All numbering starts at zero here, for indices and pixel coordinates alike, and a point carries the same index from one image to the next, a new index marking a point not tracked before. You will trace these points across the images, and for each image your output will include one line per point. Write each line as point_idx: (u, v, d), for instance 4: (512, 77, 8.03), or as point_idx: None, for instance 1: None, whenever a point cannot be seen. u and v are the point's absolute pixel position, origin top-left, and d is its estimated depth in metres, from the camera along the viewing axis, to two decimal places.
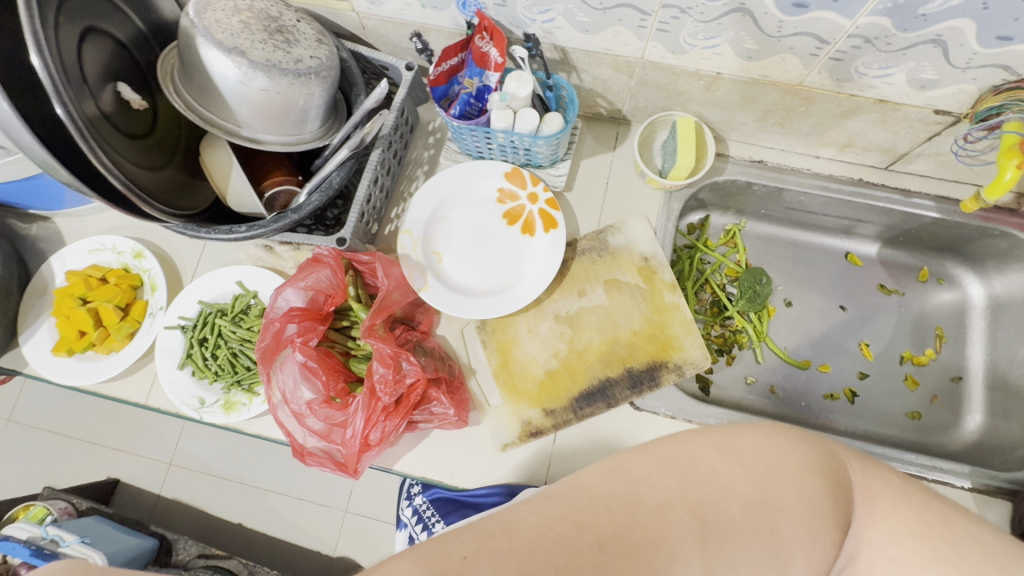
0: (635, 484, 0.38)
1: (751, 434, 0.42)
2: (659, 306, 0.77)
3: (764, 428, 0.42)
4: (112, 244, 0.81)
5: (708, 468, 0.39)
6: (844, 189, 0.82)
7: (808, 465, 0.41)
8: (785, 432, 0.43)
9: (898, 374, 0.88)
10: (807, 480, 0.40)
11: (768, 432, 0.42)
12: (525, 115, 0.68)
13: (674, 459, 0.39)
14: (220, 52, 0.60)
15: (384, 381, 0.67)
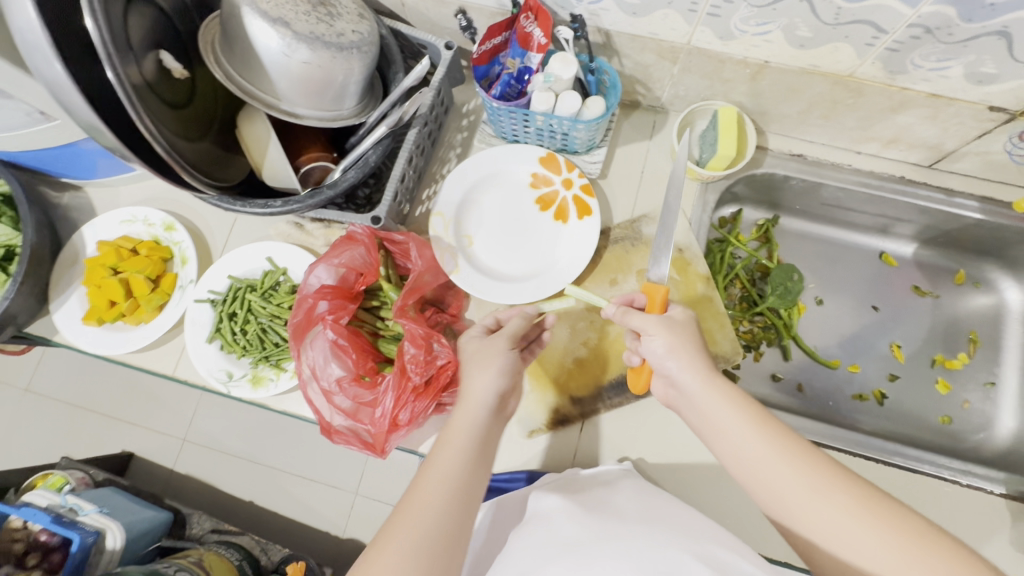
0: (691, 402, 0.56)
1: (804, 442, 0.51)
2: (692, 298, 0.76)
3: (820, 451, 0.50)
4: (144, 216, 0.81)
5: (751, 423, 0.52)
6: (885, 186, 0.80)
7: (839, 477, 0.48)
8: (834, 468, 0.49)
9: (929, 377, 0.86)
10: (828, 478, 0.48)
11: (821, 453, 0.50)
12: (567, 98, 0.66)
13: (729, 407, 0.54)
14: (264, 22, 0.60)
15: (416, 361, 0.67)
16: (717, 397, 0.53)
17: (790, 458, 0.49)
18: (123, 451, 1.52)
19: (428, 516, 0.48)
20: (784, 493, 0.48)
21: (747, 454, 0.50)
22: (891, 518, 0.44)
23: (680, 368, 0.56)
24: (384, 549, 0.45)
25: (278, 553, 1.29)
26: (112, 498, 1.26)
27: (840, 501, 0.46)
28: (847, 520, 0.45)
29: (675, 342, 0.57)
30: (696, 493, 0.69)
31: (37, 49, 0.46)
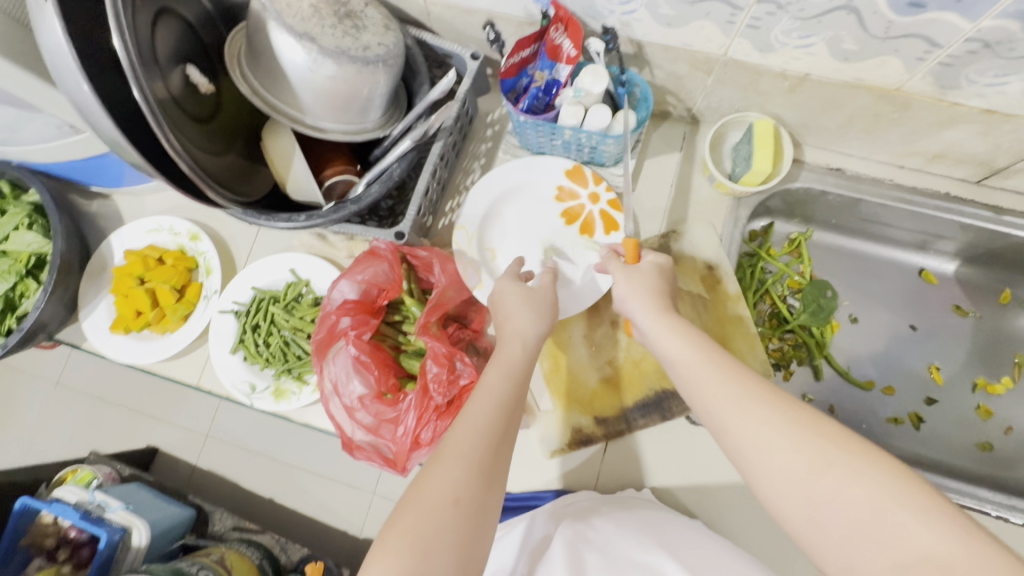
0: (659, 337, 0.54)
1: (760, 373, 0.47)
2: (721, 317, 0.74)
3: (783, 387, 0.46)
4: (169, 225, 0.82)
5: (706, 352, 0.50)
6: (929, 203, 0.76)
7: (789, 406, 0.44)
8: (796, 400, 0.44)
9: (969, 401, 0.83)
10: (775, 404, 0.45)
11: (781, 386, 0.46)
12: (597, 112, 0.64)
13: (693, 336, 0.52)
14: (290, 37, 0.59)
15: (438, 381, 0.66)
16: (665, 327, 0.54)
17: (724, 373, 0.47)
18: (148, 447, 1.55)
19: (479, 424, 0.47)
20: (721, 415, 0.46)
21: (686, 373, 0.50)
22: (811, 424, 0.42)
23: (633, 302, 0.58)
24: (444, 458, 0.45)
25: (297, 552, 1.31)
26: (138, 494, 1.29)
27: (764, 416, 0.43)
28: (766, 426, 0.43)
29: (635, 283, 0.59)
30: (719, 517, 0.68)
31: (66, 71, 0.45)
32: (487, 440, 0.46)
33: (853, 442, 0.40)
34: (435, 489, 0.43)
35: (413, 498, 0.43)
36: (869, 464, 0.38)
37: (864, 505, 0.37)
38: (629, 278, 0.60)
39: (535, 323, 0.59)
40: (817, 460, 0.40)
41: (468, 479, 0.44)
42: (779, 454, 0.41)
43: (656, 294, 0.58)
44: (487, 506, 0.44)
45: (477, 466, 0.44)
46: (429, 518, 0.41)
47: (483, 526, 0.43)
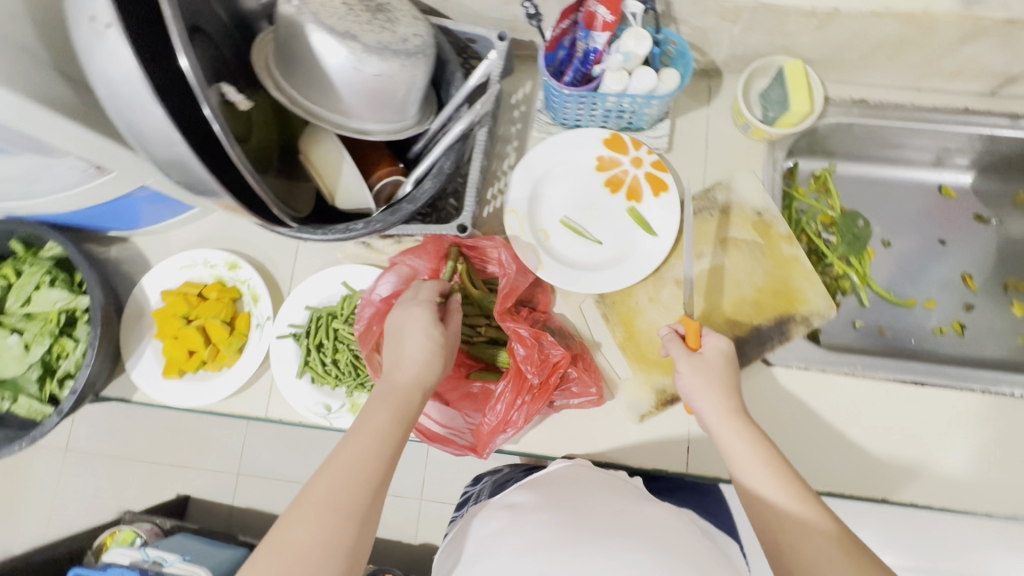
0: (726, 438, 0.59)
1: (818, 504, 0.52)
2: (779, 260, 0.75)
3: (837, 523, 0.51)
4: (203, 257, 0.79)
5: (772, 466, 0.55)
6: (950, 119, 0.80)
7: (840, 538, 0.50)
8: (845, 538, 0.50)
9: (1003, 302, 0.88)
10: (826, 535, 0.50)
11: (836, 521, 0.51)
12: (642, 74, 0.65)
13: (761, 446, 0.57)
14: (332, 38, 0.57)
15: (530, 361, 0.66)
16: (732, 431, 0.59)
17: (793, 499, 0.53)
18: (180, 495, 1.49)
19: (337, 487, 0.50)
20: (780, 529, 0.52)
21: (751, 484, 0.55)
22: (835, 539, 0.50)
23: (704, 398, 0.62)
24: (301, 519, 0.48)
25: None
26: (189, 543, 1.25)
27: (825, 548, 0.49)
28: (806, 527, 0.51)
29: (707, 377, 0.63)
30: (810, 447, 0.71)
31: (136, 101, 0.43)
32: (360, 480, 0.51)
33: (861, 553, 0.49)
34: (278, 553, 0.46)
35: (268, 548, 0.47)
36: (872, 570, 0.47)
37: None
38: (698, 370, 0.64)
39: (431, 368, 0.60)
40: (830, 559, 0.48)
41: (302, 548, 0.47)
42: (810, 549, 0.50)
43: (725, 391, 0.62)
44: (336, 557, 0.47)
45: (315, 528, 0.48)
46: (291, 564, 0.46)
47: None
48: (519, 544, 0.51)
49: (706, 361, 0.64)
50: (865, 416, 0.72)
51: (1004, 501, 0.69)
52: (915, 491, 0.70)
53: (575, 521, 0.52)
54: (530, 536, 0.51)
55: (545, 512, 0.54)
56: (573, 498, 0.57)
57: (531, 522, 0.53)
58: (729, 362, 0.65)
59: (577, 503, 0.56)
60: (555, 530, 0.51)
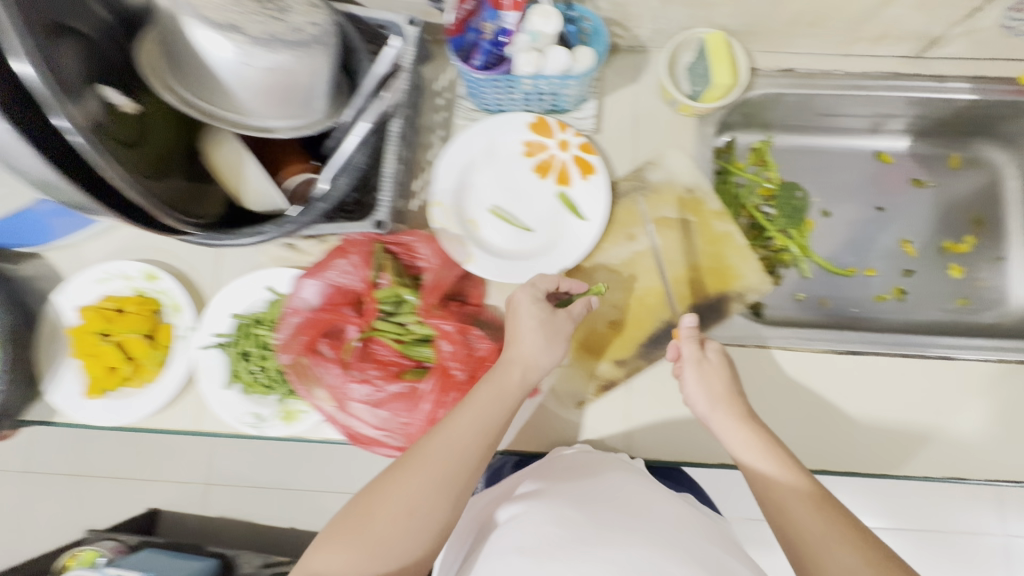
0: (744, 445, 0.59)
1: (838, 508, 0.53)
2: (711, 237, 0.75)
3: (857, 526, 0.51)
4: (120, 269, 0.75)
5: (790, 472, 0.56)
6: (879, 84, 0.79)
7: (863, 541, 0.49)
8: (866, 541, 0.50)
9: (941, 265, 0.88)
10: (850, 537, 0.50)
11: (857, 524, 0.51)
12: (555, 53, 0.62)
13: (776, 453, 0.58)
14: (212, 32, 0.53)
15: (457, 357, 0.65)
16: (745, 439, 0.59)
17: (815, 506, 0.53)
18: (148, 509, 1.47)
19: (478, 440, 0.54)
20: (804, 532, 0.51)
21: (773, 489, 0.55)
22: (843, 526, 0.51)
23: (710, 413, 0.62)
24: (417, 471, 0.51)
25: None
26: (154, 559, 1.24)
27: (853, 554, 0.48)
28: (795, 495, 0.54)
29: (709, 389, 0.63)
30: None
31: None
32: (438, 466, 0.51)
33: (863, 533, 0.50)
34: (406, 500, 0.49)
35: (376, 498, 0.50)
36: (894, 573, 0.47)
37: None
38: (703, 378, 0.64)
39: (544, 350, 0.61)
40: (830, 546, 0.49)
41: (450, 493, 0.51)
42: (807, 527, 0.51)
43: (732, 398, 0.62)
44: (440, 516, 0.50)
45: (446, 480, 0.51)
46: (364, 535, 0.48)
47: (413, 551, 0.49)
48: (531, 531, 0.51)
49: (714, 368, 0.65)
50: (803, 389, 0.72)
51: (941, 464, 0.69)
52: (855, 461, 0.69)
53: (585, 513, 0.52)
54: (542, 522, 0.51)
55: (557, 498, 0.55)
56: (584, 487, 0.57)
57: (542, 509, 0.54)
58: (730, 370, 0.65)
59: (595, 487, 0.57)
60: (564, 520, 0.51)
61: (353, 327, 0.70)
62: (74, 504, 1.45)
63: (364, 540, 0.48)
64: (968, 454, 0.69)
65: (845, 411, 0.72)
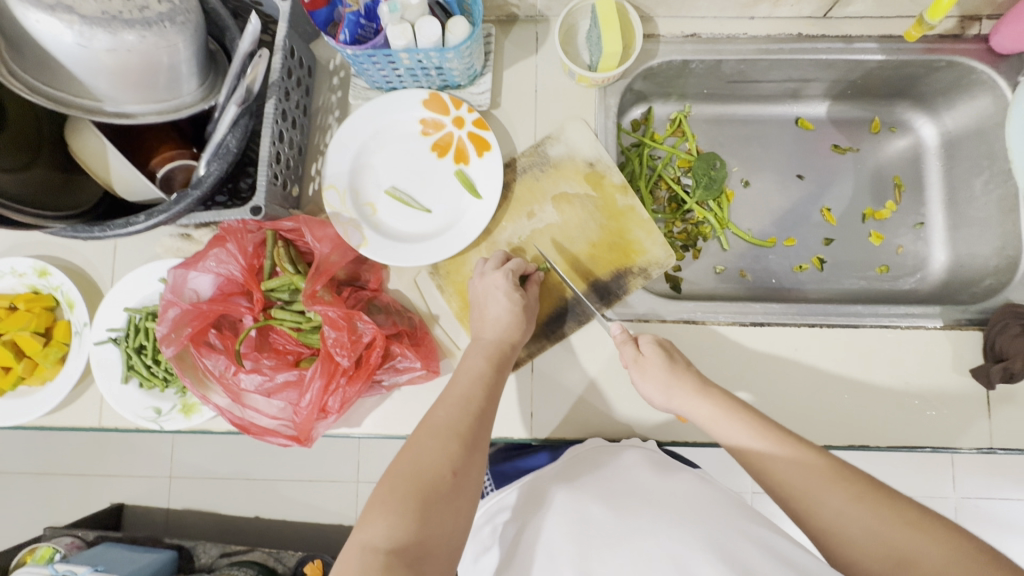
0: (704, 420, 0.57)
1: (804, 445, 0.52)
2: (613, 212, 0.73)
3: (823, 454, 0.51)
4: (9, 266, 0.73)
5: (746, 427, 0.54)
6: (786, 47, 0.76)
7: (833, 470, 0.49)
8: (835, 469, 0.49)
9: (862, 233, 0.87)
10: (821, 471, 0.49)
11: (819, 453, 0.51)
12: (425, 26, 0.60)
13: (728, 411, 0.56)
14: (41, 11, 0.50)
15: (340, 344, 0.64)
16: (710, 415, 0.57)
17: (789, 453, 0.51)
18: (113, 504, 1.42)
19: (467, 408, 0.56)
20: (792, 488, 0.50)
21: (747, 454, 0.53)
22: (822, 465, 0.50)
23: (672, 396, 0.59)
24: (441, 434, 0.52)
25: (292, 558, 1.20)
26: (109, 553, 1.18)
27: (839, 489, 0.48)
28: (801, 470, 0.50)
29: (665, 377, 0.60)
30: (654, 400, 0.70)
31: None
32: (450, 432, 0.52)
33: (843, 470, 0.49)
34: (437, 459, 0.50)
35: (400, 467, 0.49)
36: (875, 495, 0.47)
37: (856, 522, 0.46)
38: (645, 375, 0.61)
39: (522, 331, 0.65)
40: (818, 491, 0.48)
41: (462, 452, 0.51)
42: (797, 482, 0.49)
43: (680, 376, 0.60)
44: (478, 470, 0.51)
45: (465, 439, 0.52)
46: (402, 494, 0.47)
47: (463, 506, 0.49)
48: (560, 528, 0.54)
49: (650, 353, 0.62)
50: (706, 362, 0.71)
51: (839, 432, 0.70)
52: None
53: (609, 504, 0.55)
54: (570, 518, 0.55)
55: (584, 490, 0.58)
56: (627, 471, 0.60)
57: (565, 505, 0.57)
58: (667, 353, 0.62)
59: (622, 482, 0.58)
60: (589, 515, 0.54)
61: (245, 317, 0.70)
62: (36, 501, 1.46)
63: (405, 501, 0.47)
64: (860, 421, 0.70)
65: (751, 383, 0.71)
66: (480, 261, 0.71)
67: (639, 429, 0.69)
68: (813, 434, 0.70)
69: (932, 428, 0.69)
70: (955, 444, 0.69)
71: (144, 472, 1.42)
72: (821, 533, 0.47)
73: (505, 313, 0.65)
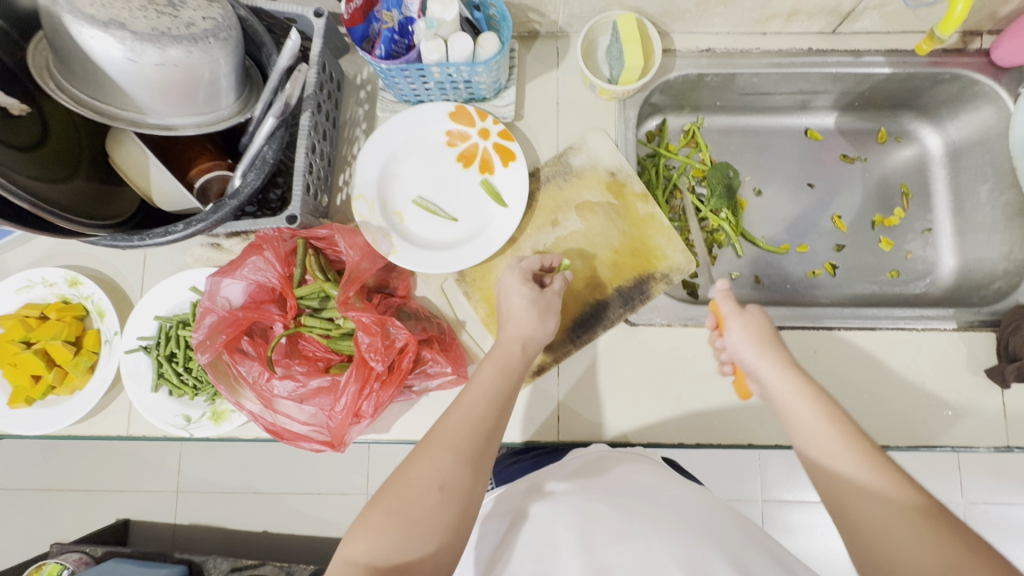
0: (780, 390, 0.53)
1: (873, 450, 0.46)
2: (634, 219, 0.75)
3: (895, 469, 0.44)
4: (41, 276, 0.74)
5: (815, 409, 0.50)
6: (797, 61, 0.80)
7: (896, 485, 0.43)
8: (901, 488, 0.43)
9: (872, 239, 0.89)
10: (883, 480, 0.44)
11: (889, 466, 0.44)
12: (458, 41, 0.62)
13: (805, 385, 0.52)
14: (95, 28, 0.52)
15: (374, 349, 0.65)
16: (792, 385, 0.52)
17: (853, 448, 0.46)
18: (119, 519, 1.40)
19: (472, 423, 0.51)
20: (840, 479, 0.45)
21: (806, 427, 0.49)
22: (891, 473, 0.44)
23: (756, 360, 0.56)
24: (436, 446, 0.49)
25: (305, 571, 1.19)
26: (118, 568, 1.16)
27: (897, 501, 0.42)
28: (860, 467, 0.45)
29: (754, 336, 0.58)
30: (680, 402, 0.71)
31: None
32: (446, 444, 0.49)
33: (908, 482, 0.43)
34: (425, 474, 0.47)
35: (394, 479, 0.47)
36: (939, 518, 0.40)
37: (901, 532, 0.41)
38: (746, 329, 0.59)
39: (538, 325, 0.63)
40: (870, 490, 0.43)
41: (455, 465, 0.48)
42: (849, 473, 0.45)
43: (776, 344, 0.57)
44: (474, 486, 0.47)
45: (460, 452, 0.48)
46: (384, 512, 0.45)
47: (452, 528, 0.45)
48: (561, 523, 0.49)
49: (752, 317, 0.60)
50: None
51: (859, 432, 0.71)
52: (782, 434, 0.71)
53: (613, 503, 0.50)
54: (568, 516, 0.50)
55: (586, 490, 0.53)
56: (637, 478, 0.56)
57: (564, 502, 0.52)
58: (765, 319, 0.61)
59: (630, 485, 0.54)
60: (593, 512, 0.49)
61: (277, 324, 0.71)
62: (42, 517, 1.44)
63: (387, 516, 0.44)
64: (880, 420, 0.71)
65: None
66: (514, 262, 0.69)
67: (665, 429, 0.70)
68: None
69: (949, 427, 0.71)
70: (973, 443, 0.70)
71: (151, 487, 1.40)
72: (851, 528, 0.44)
73: (522, 310, 0.63)
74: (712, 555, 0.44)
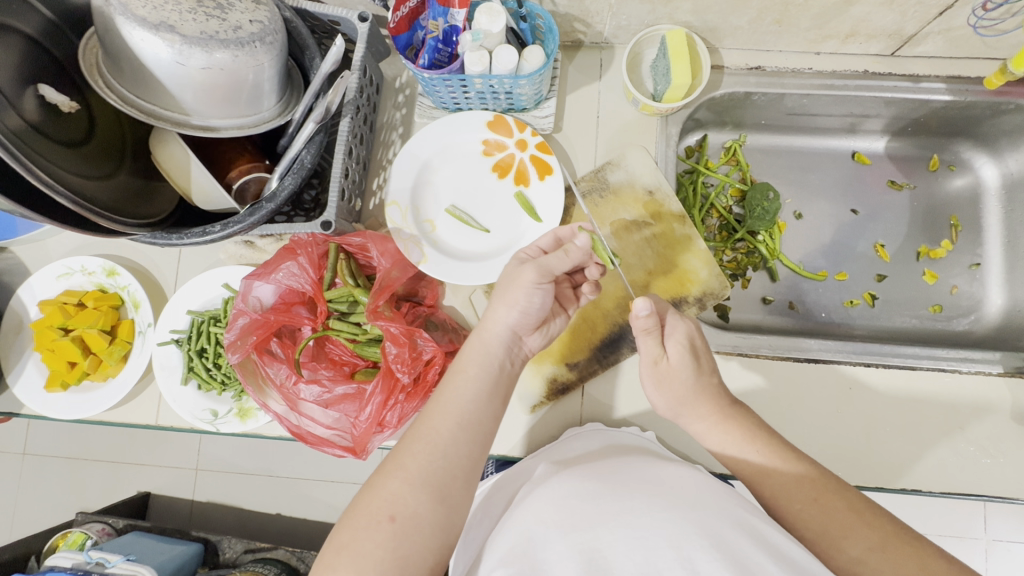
0: (722, 447, 0.58)
1: (825, 493, 0.51)
2: (671, 240, 0.74)
3: (853, 505, 0.51)
4: (81, 264, 0.76)
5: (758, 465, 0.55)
6: (850, 84, 0.77)
7: (857, 524, 0.50)
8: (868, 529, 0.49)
9: (915, 270, 0.86)
10: (845, 518, 0.50)
11: (840, 504, 0.51)
12: (503, 53, 0.61)
13: (743, 431, 0.57)
14: (146, 30, 0.52)
15: (401, 360, 0.65)
16: (717, 443, 0.58)
17: (810, 497, 0.51)
18: (140, 492, 1.43)
19: (439, 451, 0.53)
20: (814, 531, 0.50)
21: (756, 471, 0.55)
22: (850, 511, 0.50)
23: (676, 415, 0.61)
24: (396, 470, 0.52)
25: None
26: (138, 543, 1.16)
27: (865, 541, 0.48)
28: (822, 514, 0.51)
29: (675, 397, 0.60)
30: None
31: None
32: (407, 472, 0.51)
33: (865, 514, 0.50)
34: (381, 503, 0.50)
35: (359, 502, 0.51)
36: (898, 542, 0.48)
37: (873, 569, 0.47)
38: (660, 388, 0.61)
39: (517, 312, 0.59)
40: (836, 537, 0.49)
41: (410, 493, 0.50)
42: (817, 529, 0.51)
43: (701, 396, 0.59)
44: (427, 515, 0.50)
45: (414, 480, 0.51)
46: (343, 538, 0.49)
47: (415, 554, 0.48)
48: (551, 501, 0.49)
49: (679, 373, 0.59)
50: (759, 396, 0.71)
51: (891, 474, 0.69)
52: None
53: (606, 483, 0.50)
54: (558, 494, 0.50)
55: (578, 473, 0.53)
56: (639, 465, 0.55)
57: (556, 485, 0.52)
58: (694, 358, 0.59)
59: (633, 471, 0.52)
60: (585, 493, 0.49)
61: (305, 326, 0.72)
62: (69, 485, 1.48)
63: (344, 544, 0.48)
64: (913, 461, 0.69)
65: (804, 417, 0.71)
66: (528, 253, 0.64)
67: (687, 454, 0.69)
68: (867, 475, 0.69)
69: (986, 475, 0.68)
70: (1012, 494, 0.68)
71: (172, 463, 1.44)
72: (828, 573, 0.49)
73: (514, 297, 0.59)
74: (724, 536, 0.43)
